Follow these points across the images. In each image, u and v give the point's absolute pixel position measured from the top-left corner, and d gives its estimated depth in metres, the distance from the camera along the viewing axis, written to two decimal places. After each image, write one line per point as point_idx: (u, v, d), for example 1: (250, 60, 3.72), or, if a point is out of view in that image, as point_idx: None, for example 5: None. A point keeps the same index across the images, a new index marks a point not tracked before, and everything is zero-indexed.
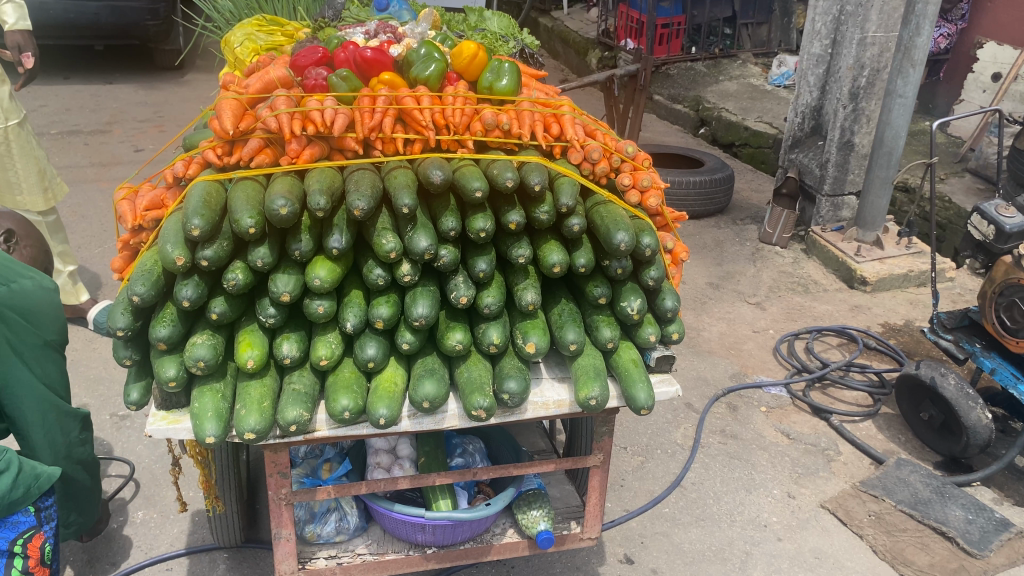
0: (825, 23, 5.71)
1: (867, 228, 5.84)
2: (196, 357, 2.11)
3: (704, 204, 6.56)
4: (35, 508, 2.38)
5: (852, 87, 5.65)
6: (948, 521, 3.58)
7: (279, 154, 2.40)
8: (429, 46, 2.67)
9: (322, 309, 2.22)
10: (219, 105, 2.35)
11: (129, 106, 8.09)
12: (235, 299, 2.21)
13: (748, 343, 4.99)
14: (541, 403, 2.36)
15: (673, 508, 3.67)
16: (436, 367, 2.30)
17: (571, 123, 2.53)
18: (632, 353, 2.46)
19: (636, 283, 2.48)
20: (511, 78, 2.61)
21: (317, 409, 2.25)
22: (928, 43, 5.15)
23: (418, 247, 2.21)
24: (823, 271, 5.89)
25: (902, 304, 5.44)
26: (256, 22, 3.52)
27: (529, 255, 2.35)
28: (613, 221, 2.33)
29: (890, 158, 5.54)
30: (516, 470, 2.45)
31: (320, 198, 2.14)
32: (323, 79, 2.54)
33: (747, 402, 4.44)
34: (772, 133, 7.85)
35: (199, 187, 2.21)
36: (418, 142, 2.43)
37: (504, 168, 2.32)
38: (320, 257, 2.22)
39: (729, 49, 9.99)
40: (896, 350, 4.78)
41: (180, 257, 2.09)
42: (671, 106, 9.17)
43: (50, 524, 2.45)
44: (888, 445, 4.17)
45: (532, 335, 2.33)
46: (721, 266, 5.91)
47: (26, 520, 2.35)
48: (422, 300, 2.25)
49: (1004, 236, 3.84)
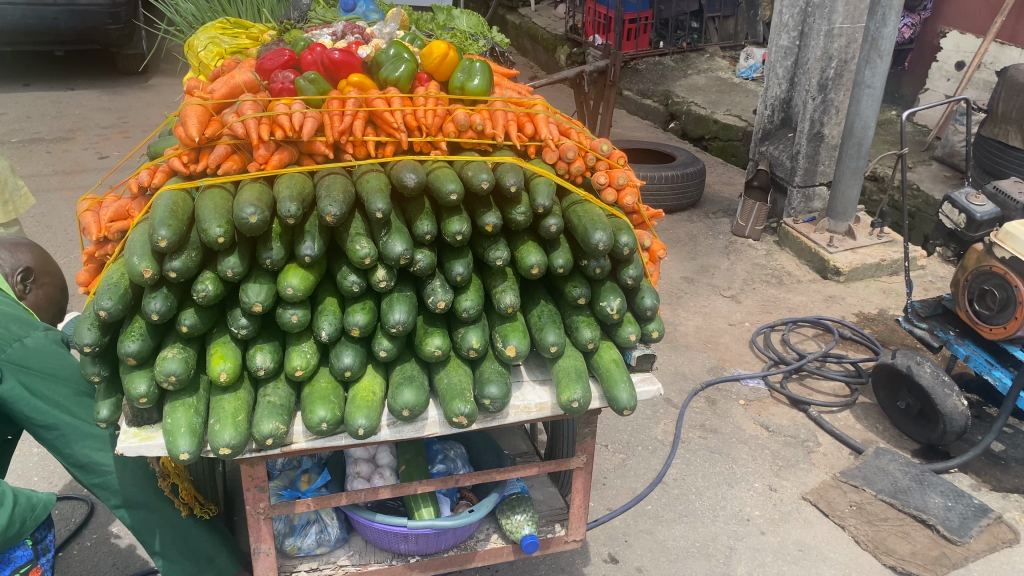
0: (792, 16, 5.73)
1: (839, 219, 5.88)
2: (167, 372, 2.05)
3: (677, 198, 6.57)
4: (31, 542, 2.40)
5: (820, 78, 5.67)
6: (928, 509, 3.60)
7: (247, 160, 2.34)
8: (398, 46, 2.62)
9: (296, 319, 2.17)
10: (184, 112, 2.29)
11: (92, 112, 7.93)
12: (206, 311, 2.16)
13: (725, 336, 4.99)
14: (523, 407, 2.33)
15: (656, 505, 3.66)
16: (415, 373, 2.26)
17: (545, 122, 2.49)
18: (613, 352, 2.44)
19: (615, 282, 2.46)
20: (483, 77, 2.56)
21: (294, 420, 2.20)
22: (894, 33, 5.18)
23: (393, 252, 2.16)
24: (796, 262, 5.91)
25: (875, 293, 5.48)
26: (220, 24, 3.42)
27: (506, 257, 2.32)
28: (591, 221, 2.31)
29: (859, 148, 5.58)
30: (499, 475, 2.42)
31: (290, 204, 2.09)
32: (290, 83, 2.48)
33: (726, 395, 4.44)
34: (742, 126, 7.88)
35: (166, 197, 2.14)
36: (390, 144, 2.39)
37: (478, 169, 2.28)
38: (293, 265, 2.18)
39: (696, 43, 10.02)
40: (871, 339, 4.81)
41: (148, 268, 2.04)
42: (641, 101, 9.19)
43: (45, 556, 2.48)
44: (867, 435, 4.19)
45: (511, 338, 2.30)
46: (696, 260, 5.92)
47: (23, 554, 2.37)
48: (398, 305, 2.21)
49: (975, 224, 3.88)
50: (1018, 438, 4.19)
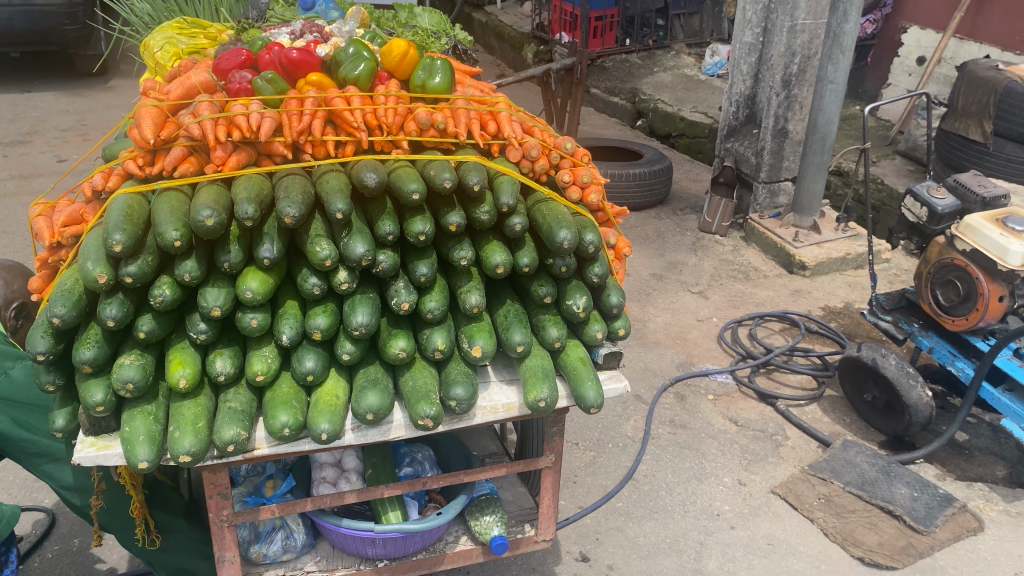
0: (755, 13, 5.78)
1: (804, 214, 5.93)
2: (124, 379, 2.00)
3: (644, 195, 6.58)
4: None
5: (784, 74, 5.72)
6: (895, 499, 3.64)
7: (204, 162, 2.30)
8: (358, 45, 2.58)
9: (256, 323, 2.14)
10: (138, 113, 2.24)
11: (51, 115, 7.78)
12: (163, 316, 2.11)
13: (693, 332, 5.01)
14: (490, 408, 2.31)
15: (627, 502, 3.66)
16: (379, 376, 2.23)
17: (508, 120, 2.47)
18: (579, 351, 2.43)
19: (581, 280, 2.45)
20: (444, 75, 2.54)
21: (256, 426, 2.16)
22: (855, 29, 5.24)
23: (355, 253, 2.13)
24: (763, 257, 5.95)
25: (841, 287, 5.53)
26: (176, 24, 3.35)
27: (470, 256, 2.31)
28: (555, 219, 2.30)
29: (823, 144, 5.63)
30: (467, 476, 2.40)
31: (249, 206, 2.06)
32: (248, 83, 2.43)
33: (695, 391, 4.46)
34: (708, 123, 7.92)
35: (120, 200, 2.10)
36: (350, 144, 2.36)
37: (441, 169, 2.26)
38: (252, 268, 2.14)
39: (662, 40, 10.06)
40: (837, 332, 4.86)
41: (102, 274, 1.99)
42: (608, 99, 9.20)
43: None
44: (834, 428, 4.23)
45: (477, 339, 2.28)
46: (664, 256, 5.94)
47: None
48: (361, 307, 2.18)
49: (937, 218, 3.92)
50: (981, 427, 4.26)
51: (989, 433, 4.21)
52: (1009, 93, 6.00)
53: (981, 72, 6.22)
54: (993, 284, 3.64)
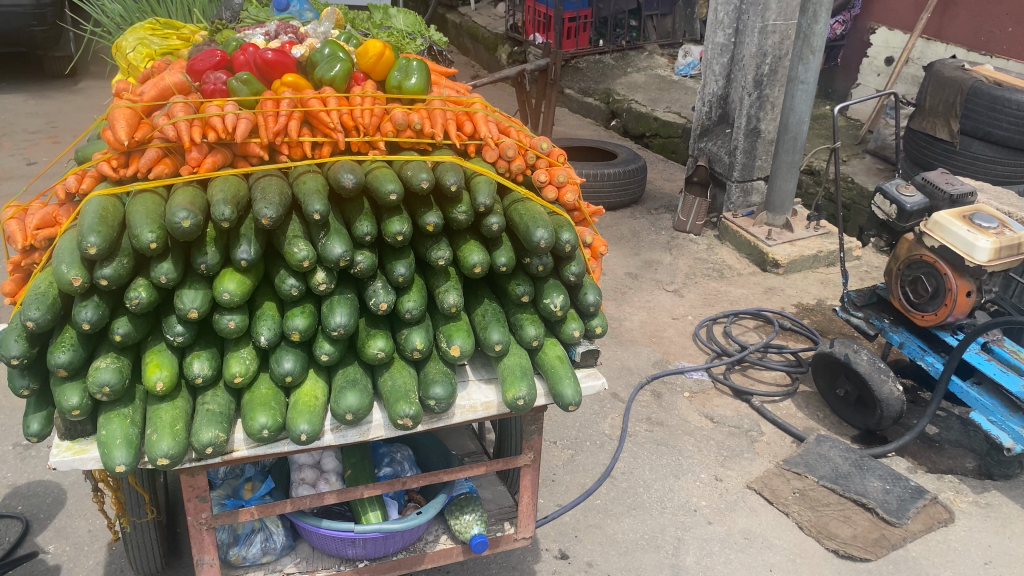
0: (727, 13, 5.84)
1: (777, 212, 6.00)
2: (100, 383, 1.99)
3: (619, 194, 6.62)
4: None
5: (756, 74, 5.78)
6: (868, 492, 3.70)
7: (179, 163, 2.29)
8: (333, 46, 2.58)
9: (234, 324, 2.13)
10: (112, 114, 2.23)
11: (20, 117, 7.67)
12: (140, 319, 2.10)
13: (669, 330, 5.05)
14: (469, 407, 2.32)
15: (605, 499, 3.68)
16: (358, 377, 2.23)
17: (484, 121, 2.49)
18: (557, 349, 2.45)
19: (558, 279, 2.47)
20: (420, 76, 2.55)
21: (234, 428, 2.16)
22: (826, 29, 5.31)
23: (333, 254, 2.14)
24: (737, 255, 6.01)
25: (813, 284, 5.61)
26: (149, 25, 3.31)
27: (448, 256, 2.32)
28: (532, 218, 2.32)
29: (795, 143, 5.70)
30: (446, 476, 2.41)
31: (225, 207, 2.06)
32: (223, 83, 2.42)
33: (671, 388, 4.49)
34: (681, 123, 7.99)
35: (94, 203, 2.09)
36: (327, 145, 2.36)
37: (418, 169, 2.27)
38: (229, 270, 2.14)
39: (635, 41, 10.12)
40: (810, 329, 4.92)
41: (77, 277, 1.98)
42: (582, 100, 9.25)
43: None
44: (808, 423, 4.29)
45: (455, 338, 2.29)
46: (639, 255, 5.98)
47: None
48: (339, 308, 2.19)
49: (906, 215, 3.97)
50: (950, 420, 4.34)
51: (958, 426, 4.29)
52: (975, 92, 6.11)
53: (948, 72, 6.32)
54: (961, 280, 3.73)
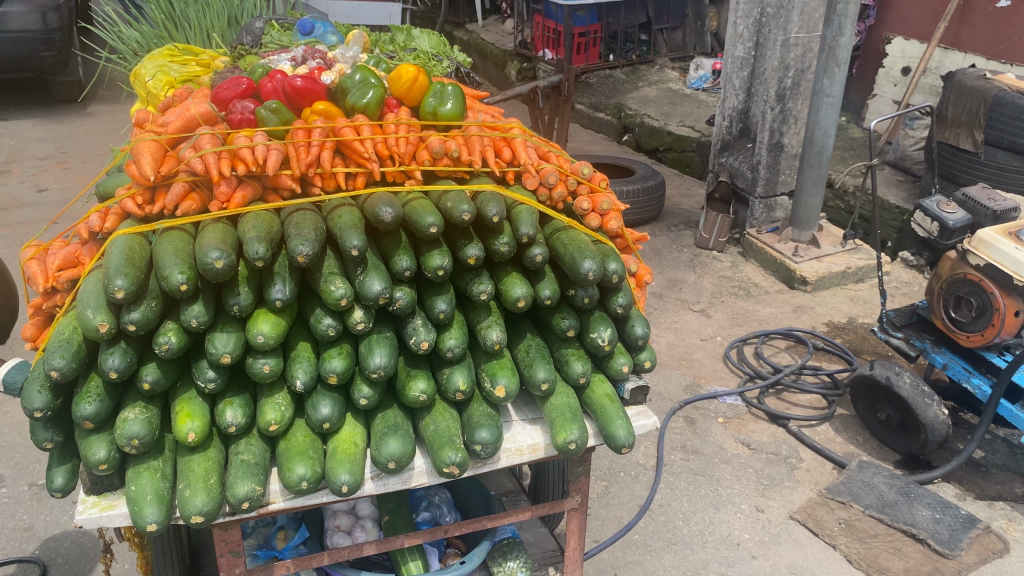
0: (747, 27, 5.70)
1: (803, 228, 5.85)
2: (129, 436, 1.87)
3: (638, 212, 6.51)
4: None
5: (778, 88, 5.65)
6: (917, 522, 3.55)
7: (206, 198, 2.17)
8: (364, 71, 2.47)
9: (268, 369, 2.01)
10: (137, 148, 2.12)
11: (28, 143, 7.59)
12: (169, 364, 1.97)
13: (698, 352, 4.91)
14: (515, 450, 2.19)
15: (644, 534, 3.54)
16: (399, 421, 2.10)
17: (524, 147, 2.38)
18: (606, 386, 2.31)
19: (604, 311, 2.35)
20: (456, 101, 2.43)
21: (270, 478, 2.04)
22: (851, 41, 5.17)
23: (371, 291, 2.03)
24: (762, 272, 5.88)
25: (843, 302, 5.46)
26: (168, 51, 3.19)
27: (491, 290, 2.19)
28: (578, 249, 2.21)
29: (820, 157, 5.55)
30: (490, 522, 2.27)
31: (259, 245, 1.96)
32: (250, 113, 2.31)
33: (704, 414, 4.35)
34: (696, 137, 7.86)
35: (121, 243, 1.98)
36: (361, 175, 2.25)
37: (458, 199, 2.16)
38: (262, 310, 2.03)
39: (646, 55, 10.01)
40: (845, 349, 4.77)
41: (103, 322, 1.86)
42: (594, 115, 9.16)
43: None
44: (848, 448, 4.14)
45: (500, 377, 2.17)
46: (663, 274, 5.85)
47: None
48: (379, 348, 2.07)
49: (948, 232, 3.84)
50: (996, 443, 4.18)
51: (1005, 449, 4.13)
52: (999, 102, 5.95)
53: (970, 82, 6.19)
54: (1009, 299, 3.56)
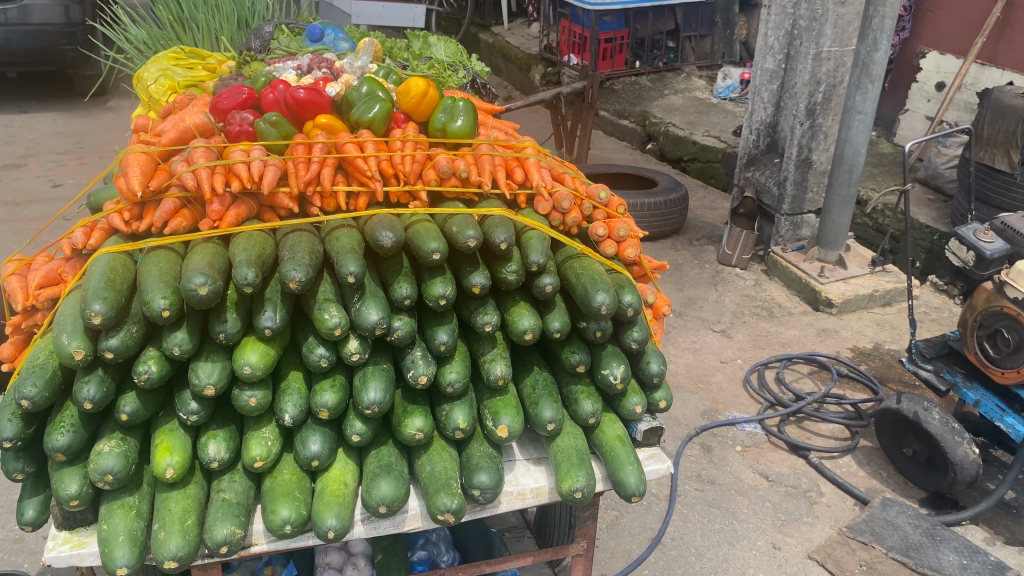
0: (778, 38, 5.49)
1: (829, 248, 5.65)
2: (103, 470, 1.75)
3: (660, 224, 6.35)
4: None
5: (808, 103, 5.44)
6: (942, 568, 3.37)
7: (198, 216, 2.05)
8: (371, 83, 2.34)
9: (255, 401, 1.89)
10: (125, 160, 2.00)
11: (47, 137, 7.54)
12: (150, 394, 1.85)
13: (717, 374, 4.75)
14: (516, 494, 2.05)
15: (654, 570, 3.39)
16: (393, 460, 1.96)
17: (537, 168, 2.24)
18: (617, 427, 2.16)
19: (617, 345, 2.20)
20: (467, 117, 2.29)
21: (254, 517, 1.91)
22: (886, 57, 4.95)
23: (367, 321, 1.90)
24: (786, 292, 5.70)
25: (869, 326, 5.26)
26: (173, 54, 3.07)
27: (496, 321, 2.05)
28: (591, 280, 2.07)
29: (850, 176, 5.34)
30: (489, 567, 2.13)
31: (248, 270, 1.83)
32: (249, 125, 2.19)
33: (722, 441, 4.19)
34: (721, 148, 7.68)
35: (103, 263, 1.86)
36: (363, 195, 2.12)
37: (464, 224, 2.03)
38: (251, 338, 1.90)
39: (673, 62, 9.82)
40: (870, 377, 4.58)
41: (79, 349, 1.74)
42: (617, 122, 9.00)
43: None
44: (871, 483, 3.95)
45: (503, 417, 2.02)
46: (683, 291, 5.69)
47: None
48: (373, 382, 1.94)
49: (984, 263, 3.66)
50: None
51: None
52: None
53: (1009, 100, 5.91)
54: None
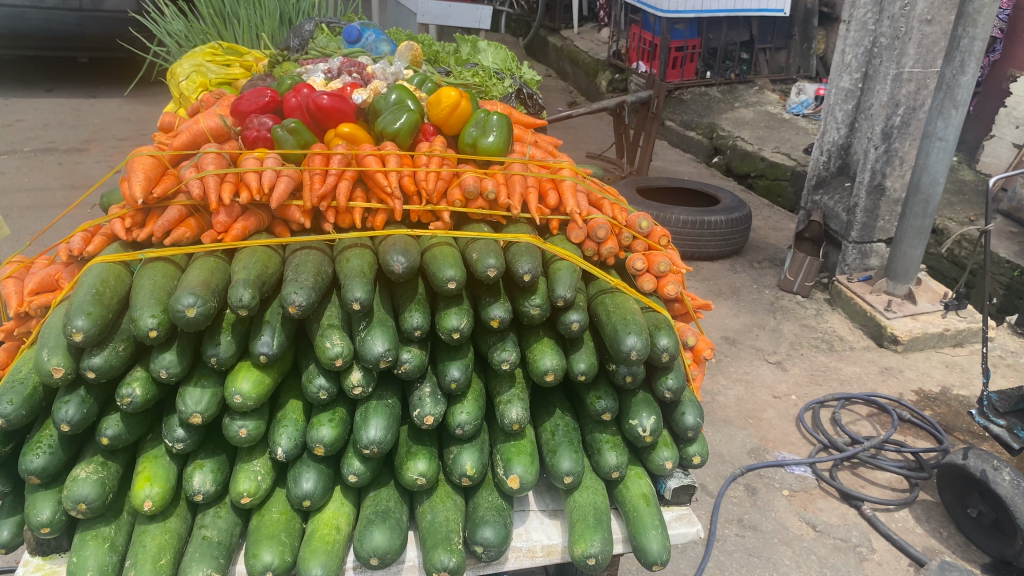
0: (856, 56, 5.17)
1: (899, 281, 5.29)
2: (75, 498, 1.62)
3: (719, 245, 6.08)
4: None
5: (885, 126, 5.08)
6: None
7: (204, 226, 1.93)
8: (400, 92, 2.19)
9: (245, 433, 1.74)
10: (130, 163, 1.88)
11: (112, 123, 7.63)
12: (136, 418, 1.72)
13: (768, 411, 4.47)
14: (526, 551, 1.87)
15: None
16: (391, 506, 1.80)
17: (572, 192, 2.05)
18: (642, 483, 1.96)
19: (650, 392, 1.99)
20: (500, 133, 2.13)
21: (237, 557, 1.77)
22: (973, 80, 4.58)
23: (372, 353, 1.73)
24: (849, 325, 5.39)
25: (937, 367, 4.92)
26: (210, 50, 3.07)
27: (515, 358, 1.87)
28: (623, 319, 1.86)
29: (926, 206, 4.98)
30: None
31: (245, 290, 1.68)
32: (267, 130, 2.06)
33: (768, 483, 3.94)
34: (790, 165, 7.34)
35: (96, 274, 1.74)
36: (381, 212, 1.97)
37: (485, 251, 1.85)
38: (246, 364, 1.76)
39: (745, 75, 9.46)
40: (935, 425, 4.26)
41: (58, 366, 1.62)
42: (684, 133, 8.76)
43: None
44: (929, 542, 3.63)
45: (515, 465, 1.83)
46: (740, 317, 5.43)
47: None
48: (374, 419, 1.77)
49: None
50: None
51: None
52: None
53: None
54: None
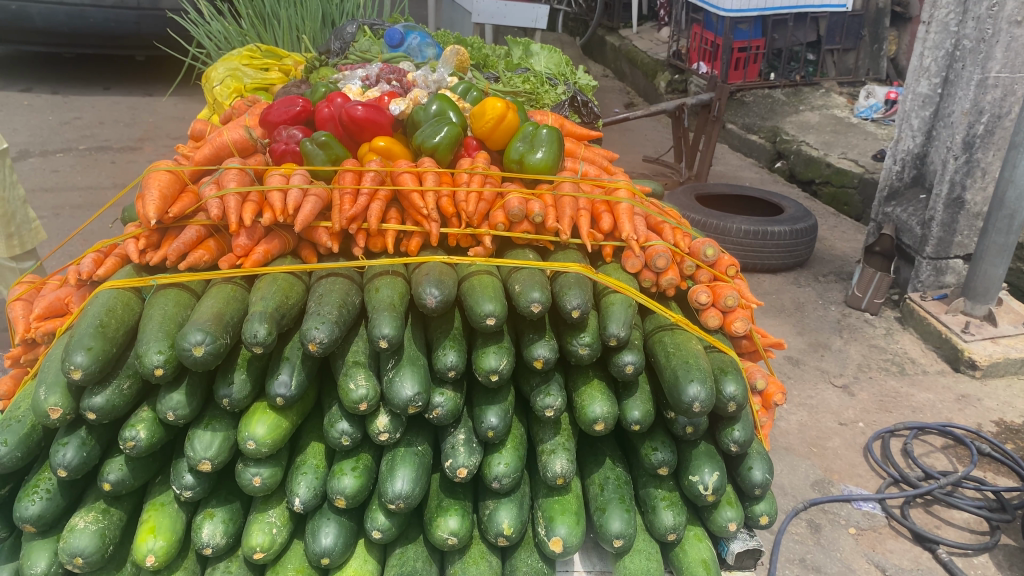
0: (935, 60, 4.81)
1: (978, 300, 4.92)
2: (71, 551, 1.47)
3: (782, 256, 5.78)
4: None
5: (966, 135, 4.73)
6: None
7: (223, 248, 1.77)
8: (442, 103, 2.02)
9: (259, 481, 1.57)
10: (146, 178, 1.72)
11: (166, 121, 7.61)
12: (142, 461, 1.57)
13: (834, 439, 4.19)
14: None
15: None
16: (417, 567, 1.61)
17: (629, 216, 1.84)
18: (701, 547, 1.74)
19: (712, 443, 1.77)
20: (549, 149, 1.94)
21: None
22: None
23: (400, 397, 1.54)
24: (921, 346, 5.05)
25: (1019, 396, 4.55)
26: (247, 54, 2.97)
27: (560, 405, 1.66)
28: (684, 363, 1.64)
29: (1010, 222, 4.60)
30: None
31: (260, 325, 1.50)
32: (296, 144, 1.90)
33: (833, 520, 3.65)
34: (858, 173, 6.96)
35: (103, 301, 1.59)
36: (416, 236, 1.78)
37: (529, 283, 1.65)
38: (262, 405, 1.59)
39: (812, 76, 9.01)
40: (1018, 461, 3.92)
41: (56, 406, 1.47)
42: (746, 137, 8.48)
43: None
44: None
45: (558, 525, 1.63)
46: (804, 335, 5.14)
47: None
48: (402, 469, 1.59)
49: None
50: None
51: None
52: None
53: None
54: None
